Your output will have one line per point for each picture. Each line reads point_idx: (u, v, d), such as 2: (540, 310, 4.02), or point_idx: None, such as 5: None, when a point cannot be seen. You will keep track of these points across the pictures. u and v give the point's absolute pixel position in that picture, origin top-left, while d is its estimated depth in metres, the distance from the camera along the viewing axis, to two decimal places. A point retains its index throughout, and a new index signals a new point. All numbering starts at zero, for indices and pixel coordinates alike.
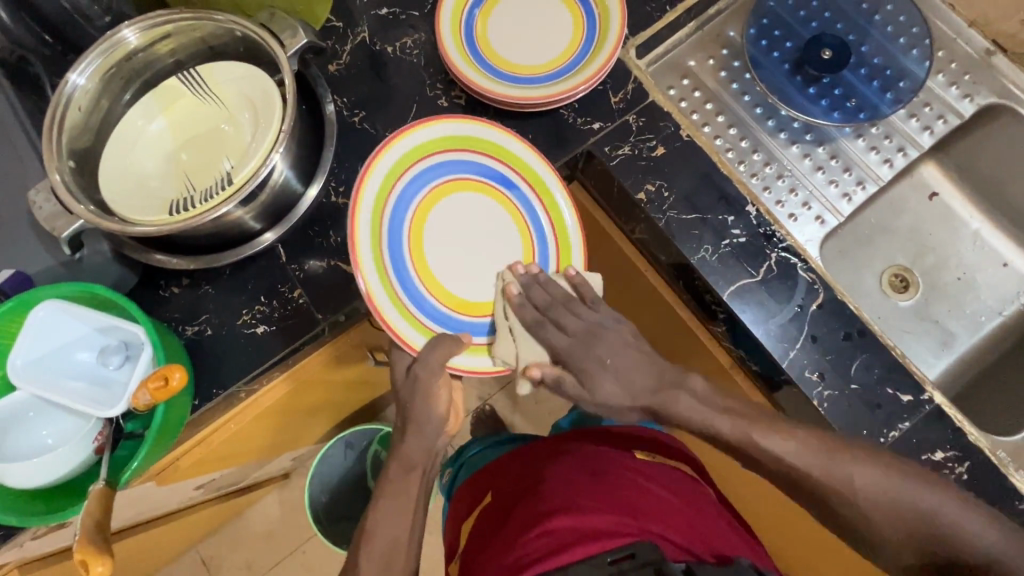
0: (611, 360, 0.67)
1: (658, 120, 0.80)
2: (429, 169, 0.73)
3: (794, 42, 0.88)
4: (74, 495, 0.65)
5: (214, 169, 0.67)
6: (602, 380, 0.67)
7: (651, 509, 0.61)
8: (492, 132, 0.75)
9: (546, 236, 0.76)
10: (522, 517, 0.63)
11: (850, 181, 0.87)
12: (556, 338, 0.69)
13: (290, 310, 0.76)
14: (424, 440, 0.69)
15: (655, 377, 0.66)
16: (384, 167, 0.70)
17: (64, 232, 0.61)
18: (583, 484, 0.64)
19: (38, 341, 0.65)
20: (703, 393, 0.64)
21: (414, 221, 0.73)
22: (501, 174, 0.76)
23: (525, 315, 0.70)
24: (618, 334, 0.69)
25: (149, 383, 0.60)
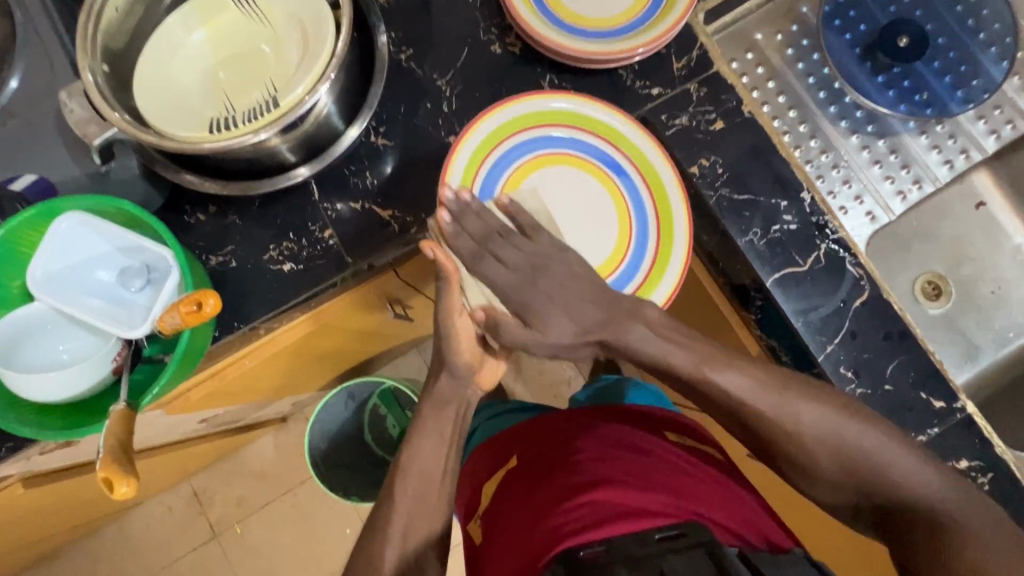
0: (559, 295, 0.61)
1: (720, 92, 0.76)
2: (539, 140, 0.72)
3: (868, 25, 0.84)
4: (88, 413, 0.63)
5: (256, 91, 0.63)
6: (555, 319, 0.61)
7: (693, 492, 0.61)
8: (603, 109, 0.72)
9: (648, 233, 0.71)
10: (558, 487, 0.62)
11: (907, 179, 0.83)
12: (498, 274, 0.61)
13: (319, 251, 0.73)
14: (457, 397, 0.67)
15: (605, 309, 0.62)
16: (479, 132, 0.70)
17: (96, 139, 0.57)
18: (622, 461, 0.64)
19: (61, 252, 0.63)
20: (658, 322, 0.63)
21: (504, 186, 0.71)
22: (612, 157, 0.72)
23: (462, 245, 0.61)
24: (565, 266, 0.61)
25: (181, 307, 0.57)
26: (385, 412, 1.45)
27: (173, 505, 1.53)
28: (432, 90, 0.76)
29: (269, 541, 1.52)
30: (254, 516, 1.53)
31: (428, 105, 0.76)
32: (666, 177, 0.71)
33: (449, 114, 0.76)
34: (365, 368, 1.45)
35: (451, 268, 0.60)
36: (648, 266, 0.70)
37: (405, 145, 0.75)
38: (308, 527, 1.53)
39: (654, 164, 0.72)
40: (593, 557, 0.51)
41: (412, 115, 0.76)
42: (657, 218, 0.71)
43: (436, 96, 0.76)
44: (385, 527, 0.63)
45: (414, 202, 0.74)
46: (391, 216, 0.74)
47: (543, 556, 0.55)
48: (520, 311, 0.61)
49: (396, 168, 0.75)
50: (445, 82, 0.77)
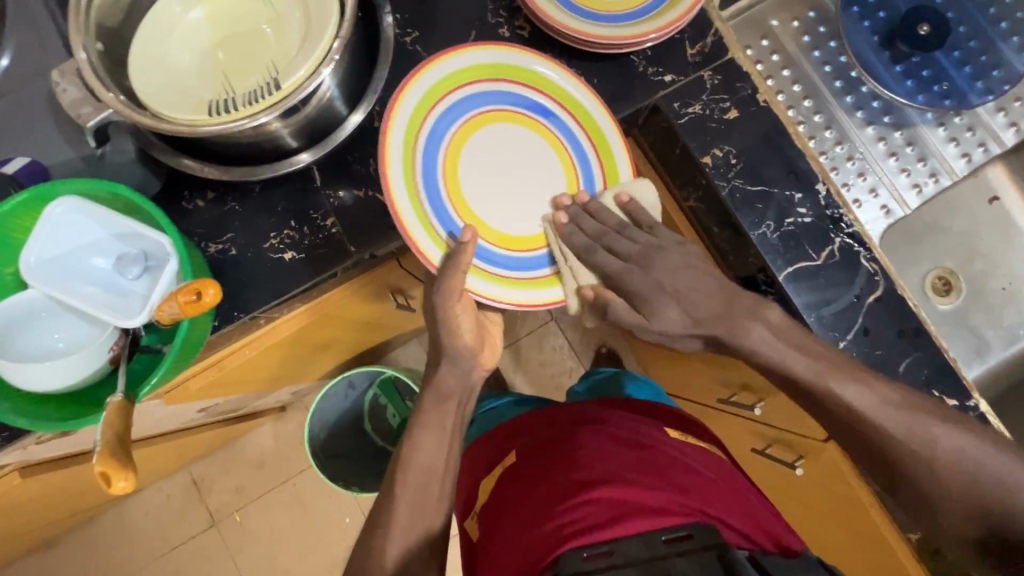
0: (670, 282, 0.61)
1: (735, 80, 0.74)
2: (455, 109, 0.68)
3: (887, 13, 0.81)
4: (85, 404, 0.61)
5: (258, 73, 0.60)
6: (666, 307, 0.61)
7: (701, 490, 0.59)
8: (533, 61, 0.70)
9: (591, 165, 0.70)
10: (559, 483, 0.60)
11: (923, 172, 0.81)
12: (607, 262, 0.64)
13: (321, 239, 0.72)
14: (459, 386, 0.66)
15: (722, 301, 0.61)
16: (400, 125, 0.64)
17: (90, 121, 0.55)
18: (629, 457, 0.62)
19: (56, 238, 0.61)
20: (778, 325, 0.61)
21: (448, 150, 0.67)
22: (548, 108, 0.70)
23: (576, 242, 0.66)
24: (679, 253, 0.63)
25: (180, 296, 0.55)
26: (385, 402, 1.44)
27: (172, 493, 1.52)
28: None
29: (269, 529, 1.52)
30: (253, 505, 1.53)
31: None
32: (592, 107, 0.70)
33: None
34: (366, 358, 1.44)
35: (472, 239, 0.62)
36: None
37: None
38: (307, 515, 1.53)
39: (574, 95, 0.70)
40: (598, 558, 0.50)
41: None
42: (596, 152, 0.70)
43: None
44: (389, 520, 0.61)
45: None
46: None
47: (546, 555, 0.53)
48: (633, 296, 0.62)
49: None
50: None
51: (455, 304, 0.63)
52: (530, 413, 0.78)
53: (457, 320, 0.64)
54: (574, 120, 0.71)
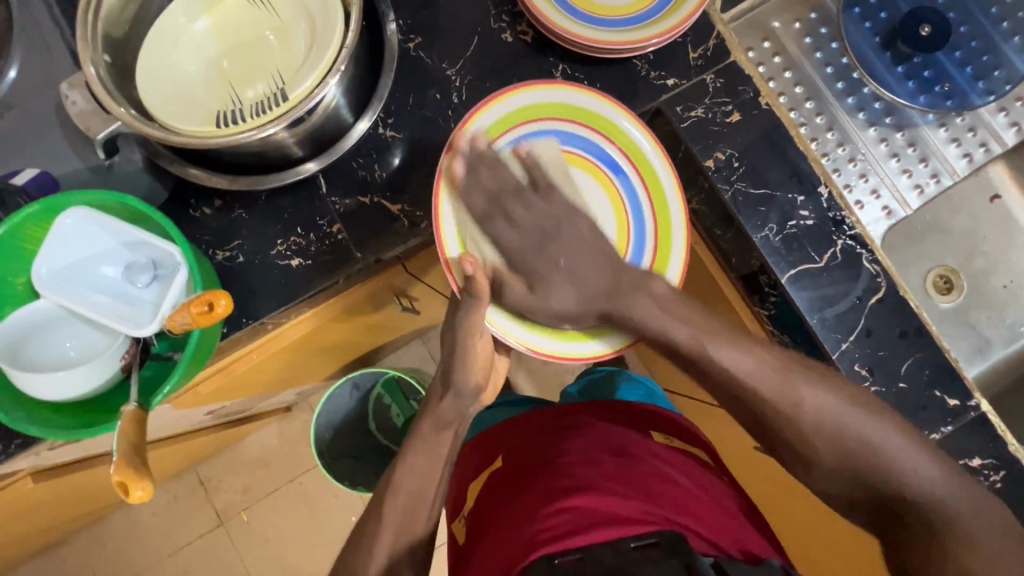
0: (566, 261, 0.65)
1: (737, 83, 0.74)
2: (539, 135, 0.67)
3: (889, 13, 0.81)
4: (100, 411, 0.62)
5: (264, 83, 0.61)
6: (559, 284, 0.65)
7: (674, 500, 0.60)
8: (608, 106, 0.68)
9: (646, 239, 0.68)
10: (538, 491, 0.62)
11: (925, 173, 0.81)
12: (507, 236, 0.65)
13: (328, 246, 0.72)
14: (458, 416, 0.70)
15: (611, 278, 0.65)
16: (476, 132, 0.66)
17: (99, 134, 0.55)
18: (605, 467, 0.64)
19: (66, 248, 0.62)
20: (664, 297, 0.65)
21: (503, 189, 0.67)
22: (611, 156, 0.68)
23: (473, 203, 0.64)
24: (576, 230, 0.66)
25: (191, 306, 0.56)
26: (389, 401, 1.43)
27: (179, 493, 1.54)
28: (441, 80, 0.74)
29: (276, 528, 1.53)
30: (260, 504, 1.54)
31: (436, 94, 0.74)
32: (664, 179, 0.68)
33: (459, 105, 0.74)
34: (369, 359, 1.45)
35: (484, 291, 0.63)
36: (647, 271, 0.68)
37: (412, 138, 0.73)
38: (313, 514, 1.55)
39: (651, 161, 0.68)
40: (566, 565, 0.50)
41: (420, 107, 0.74)
42: (656, 222, 0.68)
43: (445, 86, 0.74)
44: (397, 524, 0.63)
45: (424, 197, 0.73)
46: (400, 210, 0.73)
47: (519, 560, 0.55)
48: (528, 275, 0.65)
49: (403, 161, 0.73)
50: (454, 71, 0.75)
51: (476, 338, 0.66)
52: (518, 417, 0.80)
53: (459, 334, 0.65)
54: (637, 173, 0.68)
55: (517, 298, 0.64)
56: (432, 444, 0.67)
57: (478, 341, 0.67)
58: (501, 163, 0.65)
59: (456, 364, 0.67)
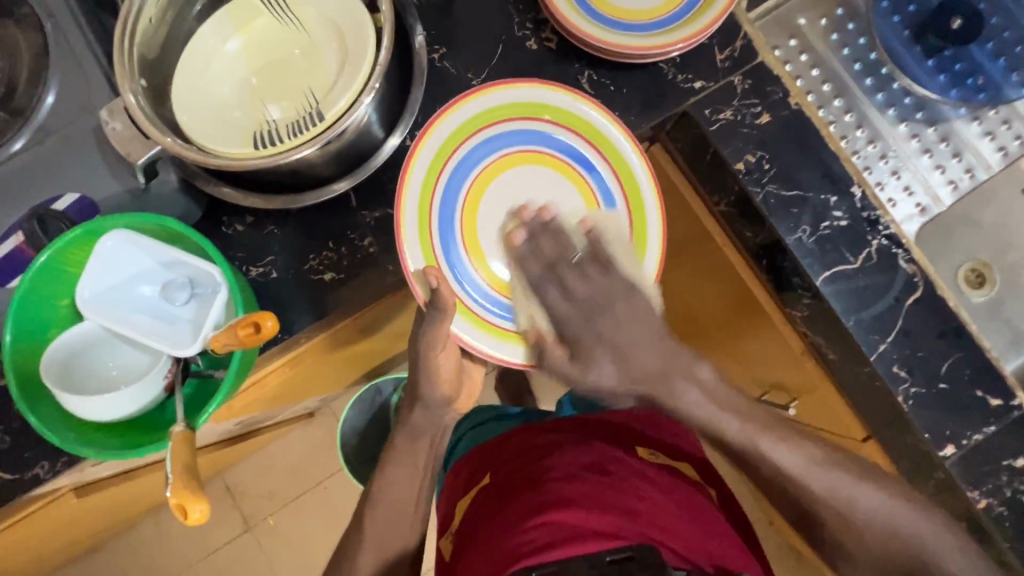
0: (614, 336, 0.66)
1: (766, 84, 0.73)
2: (484, 144, 0.69)
3: (918, 6, 0.80)
4: (145, 429, 0.63)
5: (295, 101, 0.61)
6: (601, 361, 0.67)
7: (651, 515, 0.62)
8: (592, 111, 0.70)
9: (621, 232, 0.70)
10: (520, 505, 0.63)
11: (959, 168, 0.79)
12: (558, 304, 0.67)
13: (360, 259, 0.73)
14: (431, 426, 0.74)
15: (659, 362, 0.66)
16: (430, 145, 0.67)
17: (141, 158, 0.56)
18: (585, 482, 0.65)
19: (105, 271, 0.63)
20: (709, 386, 0.66)
21: (473, 185, 0.69)
22: (586, 156, 0.71)
23: (530, 269, 0.68)
24: (628, 306, 0.67)
25: (238, 328, 0.57)
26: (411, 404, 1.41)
27: (207, 500, 1.56)
28: (467, 90, 0.74)
29: (303, 533, 1.55)
30: (286, 509, 1.56)
31: None
32: (643, 181, 0.70)
33: None
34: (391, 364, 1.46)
35: (450, 302, 0.62)
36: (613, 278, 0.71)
37: None
38: (339, 518, 1.56)
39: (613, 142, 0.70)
40: None
41: None
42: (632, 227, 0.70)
43: None
44: None
45: None
46: None
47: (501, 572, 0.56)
48: (571, 342, 0.67)
49: None
50: (480, 81, 0.75)
51: (437, 351, 0.67)
52: (509, 436, 0.81)
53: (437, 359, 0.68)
54: (613, 176, 0.71)
55: (556, 364, 0.67)
56: (406, 455, 0.73)
57: (441, 355, 0.68)
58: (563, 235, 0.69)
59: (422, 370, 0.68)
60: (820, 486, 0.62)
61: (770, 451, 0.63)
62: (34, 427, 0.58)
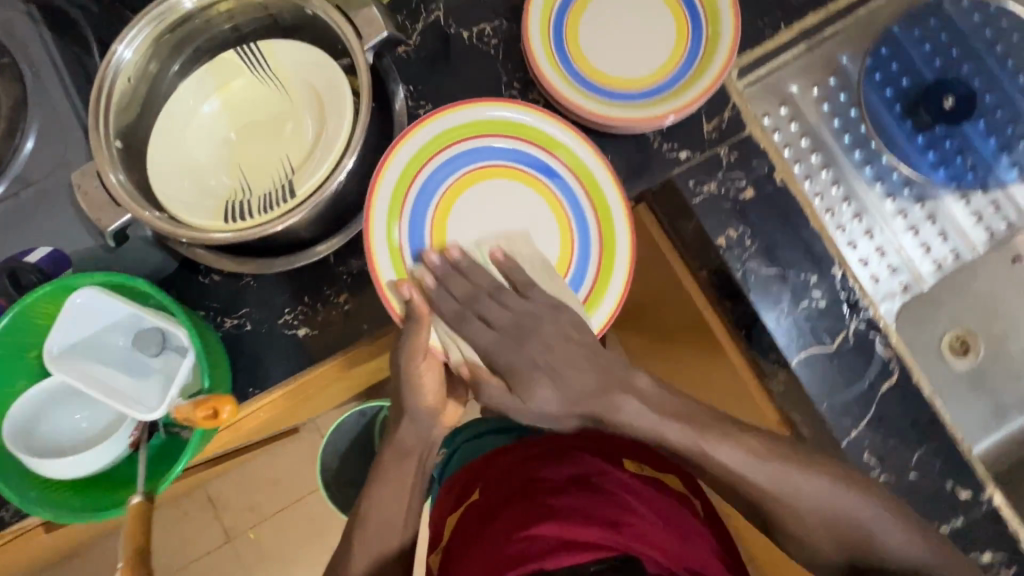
0: (543, 357, 0.59)
1: (752, 157, 0.72)
2: (467, 153, 0.69)
3: (911, 80, 0.79)
4: (109, 486, 0.63)
5: (273, 165, 0.61)
6: (538, 385, 0.58)
7: (635, 527, 0.67)
8: (546, 122, 0.69)
9: (592, 251, 0.68)
10: (511, 518, 0.71)
11: (944, 247, 0.79)
12: (479, 333, 0.60)
13: (335, 316, 0.72)
14: (418, 445, 0.67)
15: (596, 380, 0.59)
16: (414, 145, 0.68)
17: (110, 225, 0.56)
18: (574, 496, 0.71)
19: (76, 325, 0.63)
20: (647, 394, 0.60)
21: (441, 200, 0.68)
22: (544, 161, 0.69)
23: (447, 306, 0.62)
24: (556, 326, 0.60)
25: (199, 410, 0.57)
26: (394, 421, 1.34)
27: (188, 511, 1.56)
28: None
29: (279, 549, 1.55)
30: (266, 524, 1.56)
31: None
32: (607, 187, 0.68)
33: None
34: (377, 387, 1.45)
35: (425, 311, 0.63)
36: (594, 272, 0.68)
37: None
38: (318, 536, 1.56)
39: (585, 161, 0.69)
40: None
41: None
42: (600, 239, 0.68)
43: None
44: None
45: None
46: None
47: None
48: (504, 372, 0.59)
49: None
50: None
51: (420, 361, 0.64)
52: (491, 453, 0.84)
53: (421, 381, 0.65)
54: (575, 179, 0.69)
55: (495, 396, 0.61)
56: (396, 473, 0.67)
57: (424, 364, 0.64)
58: (473, 270, 0.63)
59: (405, 396, 0.65)
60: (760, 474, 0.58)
61: (715, 451, 0.58)
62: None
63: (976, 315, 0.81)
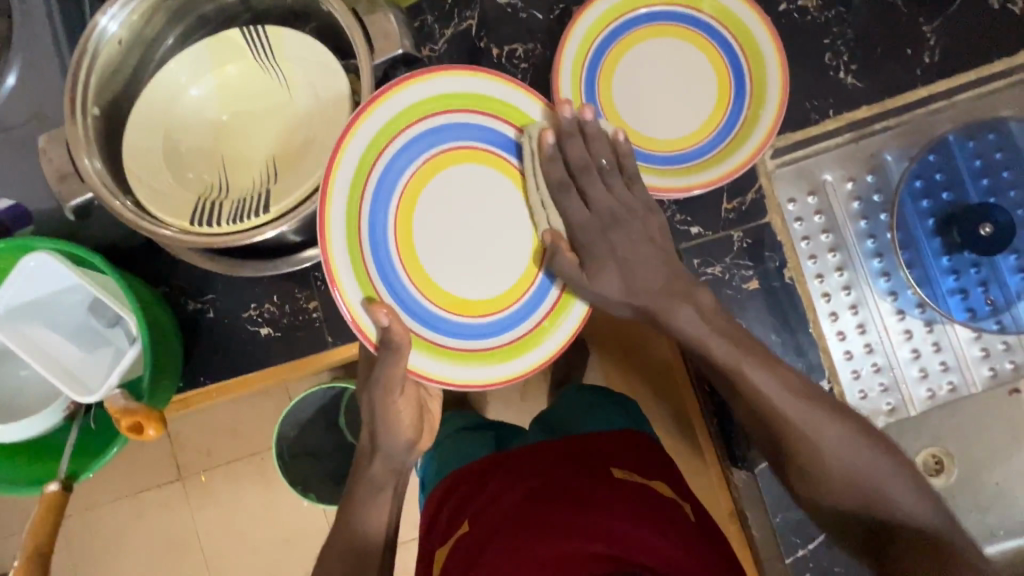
0: (624, 250, 0.57)
1: (765, 248, 0.68)
2: (443, 129, 0.57)
3: (952, 194, 0.75)
4: (30, 456, 0.61)
5: (256, 164, 0.57)
6: (608, 273, 0.57)
7: (640, 541, 0.55)
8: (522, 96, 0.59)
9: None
10: (506, 542, 0.57)
11: (942, 377, 0.75)
12: (578, 213, 0.58)
13: (301, 322, 0.69)
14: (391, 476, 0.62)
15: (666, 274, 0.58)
16: (388, 107, 0.54)
17: (72, 201, 0.53)
18: (567, 509, 0.59)
19: (27, 288, 0.60)
20: (708, 310, 0.57)
21: (407, 185, 0.57)
22: (524, 145, 0.60)
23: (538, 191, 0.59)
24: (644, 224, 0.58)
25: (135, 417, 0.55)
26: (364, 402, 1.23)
27: None
28: None
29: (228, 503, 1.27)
30: None
31: None
32: None
33: None
34: None
35: (405, 338, 0.54)
36: None
37: None
38: None
39: None
40: None
41: None
42: None
43: None
44: None
45: None
46: None
47: None
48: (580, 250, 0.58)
49: None
50: None
51: (395, 395, 0.59)
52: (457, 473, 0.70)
53: (397, 412, 0.60)
54: None
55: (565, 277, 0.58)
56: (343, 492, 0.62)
57: (401, 400, 0.60)
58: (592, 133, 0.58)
59: (377, 427, 0.61)
60: (804, 418, 0.53)
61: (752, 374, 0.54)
62: None
63: (960, 440, 0.75)
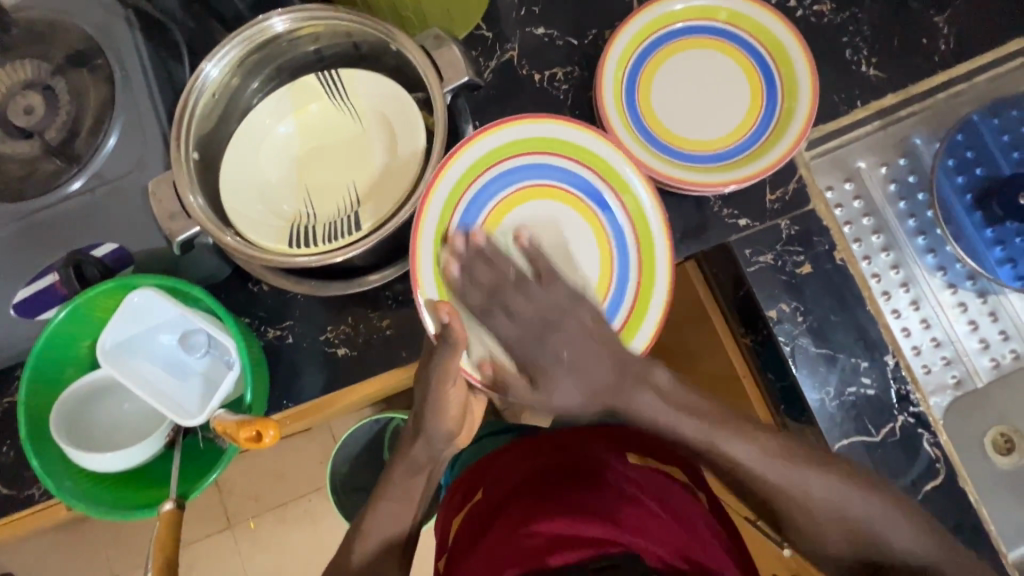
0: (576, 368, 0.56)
1: (813, 233, 0.71)
2: (552, 168, 0.65)
3: (985, 169, 0.77)
4: (130, 483, 0.64)
5: (338, 192, 0.62)
6: None
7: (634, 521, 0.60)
8: (586, 136, 0.64)
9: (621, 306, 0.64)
10: (510, 521, 0.62)
11: (1003, 346, 0.76)
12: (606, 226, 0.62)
13: (375, 339, 0.72)
14: (429, 461, 0.63)
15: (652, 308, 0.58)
16: (502, 138, 0.64)
17: (179, 235, 0.57)
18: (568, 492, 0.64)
19: (130, 322, 0.64)
20: None
21: (488, 217, 0.64)
22: (596, 187, 0.65)
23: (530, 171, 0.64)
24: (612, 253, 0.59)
25: (242, 432, 0.59)
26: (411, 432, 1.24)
27: None
28: None
29: (276, 551, 1.26)
30: None
31: None
32: (654, 224, 0.64)
33: None
34: None
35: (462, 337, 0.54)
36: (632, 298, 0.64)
37: None
38: None
39: (631, 186, 0.65)
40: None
41: None
42: (639, 262, 0.65)
43: None
44: None
45: None
46: None
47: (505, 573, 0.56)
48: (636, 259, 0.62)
49: None
50: None
51: (448, 387, 0.58)
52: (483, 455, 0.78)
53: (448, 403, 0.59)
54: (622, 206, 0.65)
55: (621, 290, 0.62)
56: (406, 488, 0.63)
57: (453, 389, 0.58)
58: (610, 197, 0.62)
59: (428, 412, 0.60)
60: None
61: None
62: (38, 472, 0.60)
63: None
